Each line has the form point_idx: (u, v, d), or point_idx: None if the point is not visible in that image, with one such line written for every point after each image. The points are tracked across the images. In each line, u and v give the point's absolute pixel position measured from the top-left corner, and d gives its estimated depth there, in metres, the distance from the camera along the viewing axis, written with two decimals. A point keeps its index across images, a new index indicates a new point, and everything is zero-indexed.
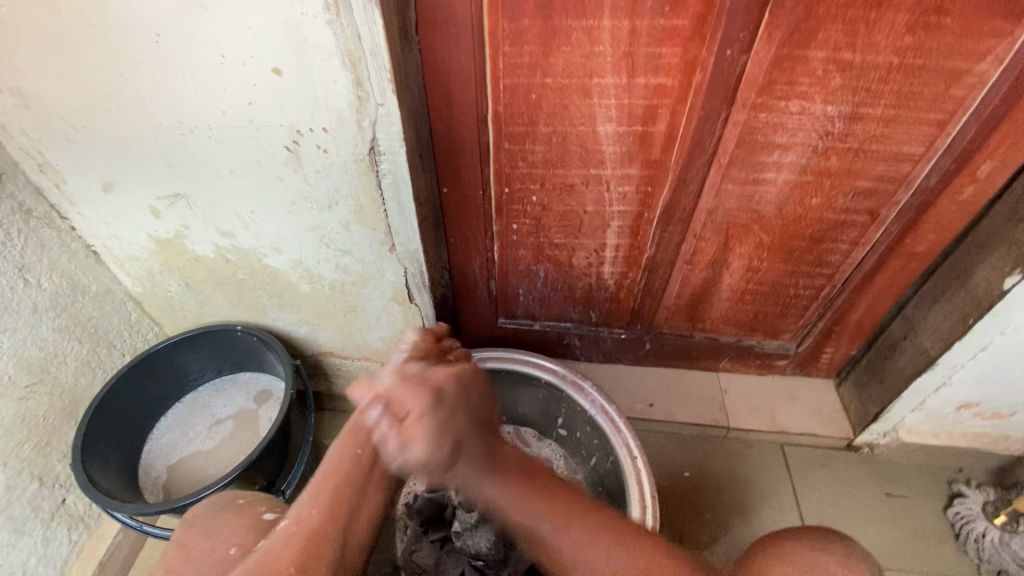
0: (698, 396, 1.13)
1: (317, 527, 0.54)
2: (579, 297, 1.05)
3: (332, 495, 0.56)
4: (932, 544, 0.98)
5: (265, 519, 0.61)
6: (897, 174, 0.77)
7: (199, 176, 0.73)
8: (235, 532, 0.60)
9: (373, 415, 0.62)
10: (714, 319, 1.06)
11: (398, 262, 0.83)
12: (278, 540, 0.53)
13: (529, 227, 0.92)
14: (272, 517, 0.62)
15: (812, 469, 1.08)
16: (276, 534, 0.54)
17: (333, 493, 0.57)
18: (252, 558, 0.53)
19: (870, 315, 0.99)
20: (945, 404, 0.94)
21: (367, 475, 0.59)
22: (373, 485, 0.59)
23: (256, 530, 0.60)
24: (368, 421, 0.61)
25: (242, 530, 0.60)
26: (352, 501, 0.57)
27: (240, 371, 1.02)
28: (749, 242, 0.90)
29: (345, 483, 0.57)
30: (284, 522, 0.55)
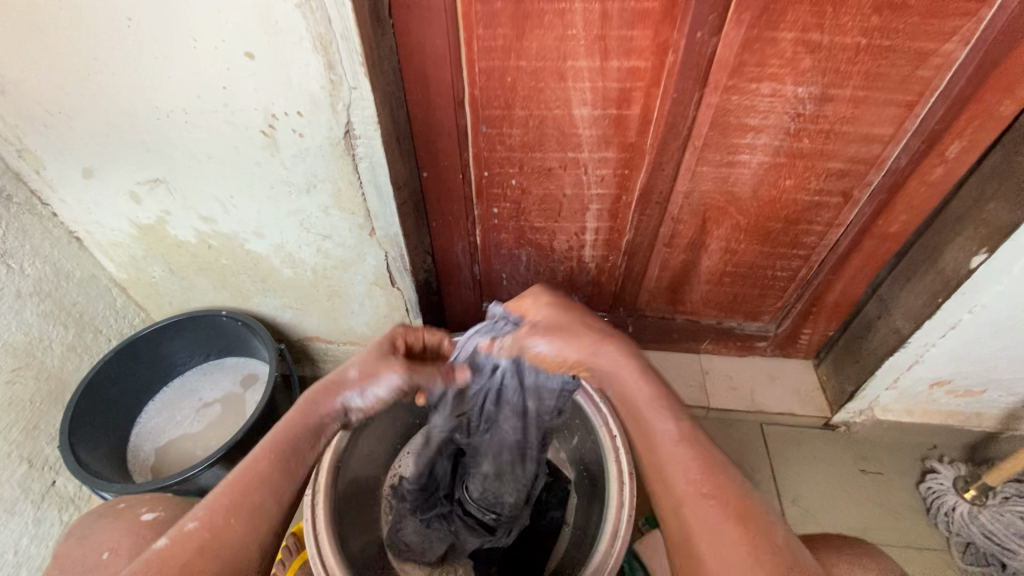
0: (681, 377, 1.15)
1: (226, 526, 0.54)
2: (561, 281, 1.06)
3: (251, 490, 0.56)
4: (906, 518, 1.01)
5: (143, 520, 0.68)
6: (869, 155, 0.78)
7: (177, 161, 0.74)
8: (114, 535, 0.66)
9: (304, 436, 0.60)
10: (695, 302, 1.08)
11: (378, 246, 0.84)
12: (184, 543, 0.53)
13: (510, 211, 0.93)
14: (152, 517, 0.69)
15: (789, 446, 1.10)
16: (178, 533, 0.54)
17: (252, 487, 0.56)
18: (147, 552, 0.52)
19: (847, 296, 1.00)
20: (917, 382, 0.96)
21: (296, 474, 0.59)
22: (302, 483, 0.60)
23: (135, 532, 0.66)
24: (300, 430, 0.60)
25: (123, 531, 0.66)
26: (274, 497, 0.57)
27: (227, 356, 1.03)
28: (726, 225, 0.91)
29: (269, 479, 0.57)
30: (190, 523, 0.54)
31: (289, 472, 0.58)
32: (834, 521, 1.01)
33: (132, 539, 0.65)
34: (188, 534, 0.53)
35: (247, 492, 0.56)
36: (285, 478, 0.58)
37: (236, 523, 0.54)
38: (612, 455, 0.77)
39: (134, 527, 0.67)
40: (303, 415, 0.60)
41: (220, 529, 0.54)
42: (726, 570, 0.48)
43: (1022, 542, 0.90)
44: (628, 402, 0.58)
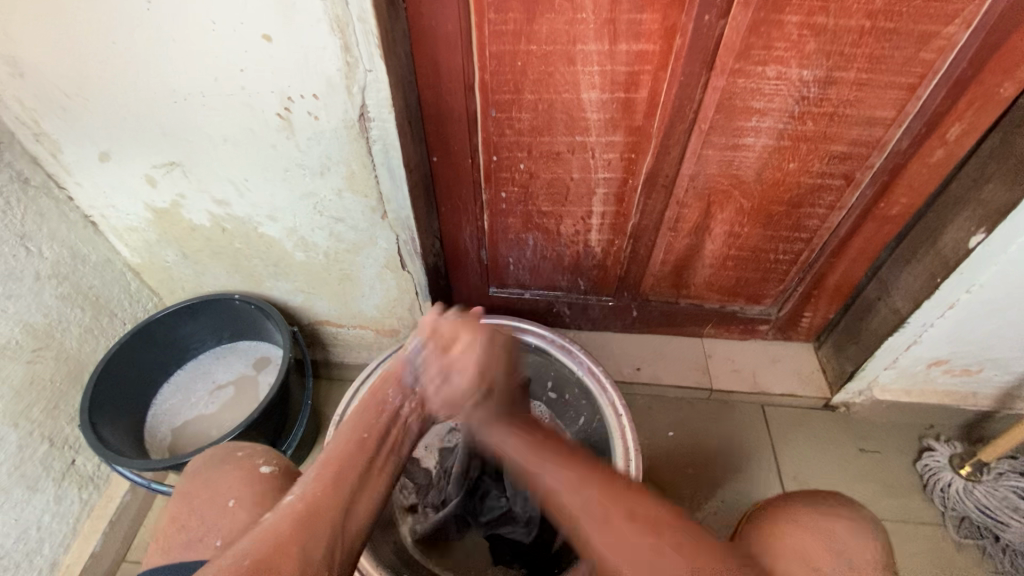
0: (684, 361, 1.18)
1: (323, 494, 0.55)
2: (566, 266, 1.08)
3: (339, 463, 0.59)
4: (903, 495, 1.04)
5: (263, 473, 0.66)
6: (871, 138, 0.80)
7: (193, 144, 0.75)
8: (233, 483, 0.65)
9: (375, 404, 0.68)
10: (698, 286, 1.10)
11: (389, 229, 0.85)
12: (286, 513, 0.53)
13: (518, 195, 0.95)
14: (270, 470, 0.67)
15: (790, 427, 1.12)
16: (280, 507, 0.54)
17: (340, 461, 0.59)
18: (255, 529, 0.53)
19: (847, 278, 1.02)
20: (916, 361, 0.99)
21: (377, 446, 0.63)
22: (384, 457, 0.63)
23: (255, 482, 0.65)
24: (371, 408, 0.67)
25: (242, 481, 0.65)
26: (359, 469, 0.59)
27: (240, 340, 1.05)
28: (730, 208, 0.93)
29: (355, 454, 0.61)
30: (291, 496, 0.55)
31: (368, 441, 0.63)
32: None
33: (252, 490, 0.64)
34: (290, 504, 0.54)
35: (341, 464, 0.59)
36: (367, 449, 0.62)
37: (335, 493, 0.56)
38: (618, 432, 0.81)
39: (253, 477, 0.66)
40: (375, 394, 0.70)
41: (319, 499, 0.55)
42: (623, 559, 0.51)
43: (1014, 514, 0.92)
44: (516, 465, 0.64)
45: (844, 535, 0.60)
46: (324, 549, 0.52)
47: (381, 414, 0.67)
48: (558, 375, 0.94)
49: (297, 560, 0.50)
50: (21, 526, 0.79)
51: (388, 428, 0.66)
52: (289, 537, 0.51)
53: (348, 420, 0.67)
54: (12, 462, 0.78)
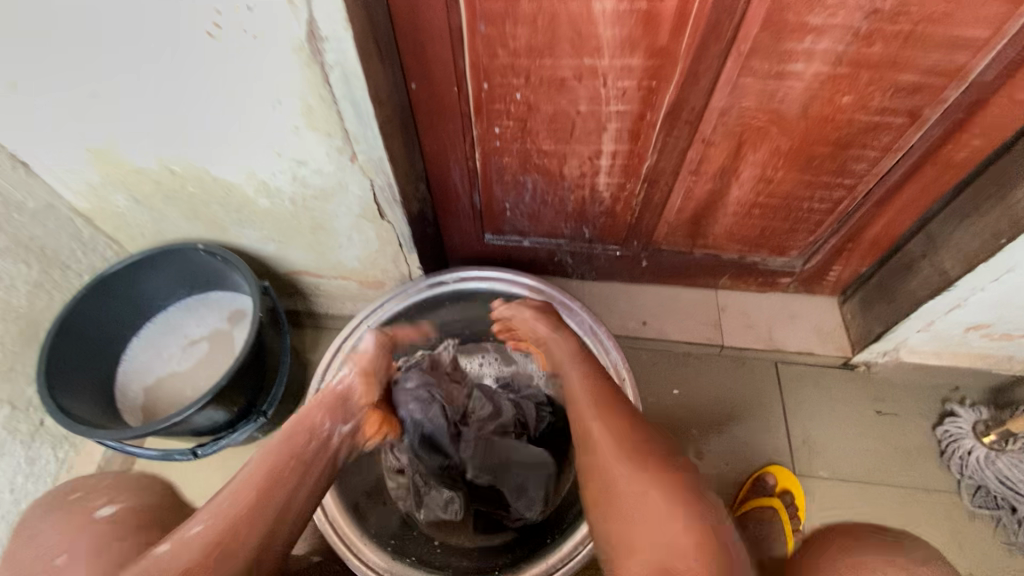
0: (695, 314, 1.09)
1: (237, 524, 0.52)
2: (570, 213, 0.97)
3: (258, 491, 0.55)
4: (917, 461, 0.98)
5: (102, 517, 0.53)
6: (950, 65, 0.64)
7: (114, 70, 0.61)
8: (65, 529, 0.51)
9: (310, 426, 0.64)
10: (718, 236, 0.98)
11: (363, 174, 0.73)
12: (190, 547, 0.49)
13: (514, 130, 0.80)
14: (112, 513, 0.53)
15: (803, 385, 1.04)
16: (180, 539, 0.50)
17: (259, 490, 0.55)
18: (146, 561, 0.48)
19: (889, 230, 0.90)
20: (954, 325, 0.89)
21: (302, 475, 0.59)
22: (308, 487, 0.59)
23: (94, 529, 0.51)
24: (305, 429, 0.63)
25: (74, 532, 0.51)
26: (281, 500, 0.56)
27: (212, 291, 0.95)
28: (765, 149, 0.78)
29: (273, 484, 0.56)
30: (196, 527, 0.50)
31: (295, 469, 0.59)
32: (843, 461, 0.98)
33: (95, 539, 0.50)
34: (195, 538, 0.50)
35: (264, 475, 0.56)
36: (290, 481, 0.57)
37: (250, 525, 0.52)
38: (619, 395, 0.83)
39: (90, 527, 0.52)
40: (302, 418, 0.64)
41: (231, 530, 0.51)
42: (641, 513, 0.57)
43: None
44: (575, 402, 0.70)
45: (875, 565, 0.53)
46: None
47: (310, 439, 0.63)
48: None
49: None
50: None
51: (316, 455, 0.62)
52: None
53: (272, 443, 0.60)
54: None
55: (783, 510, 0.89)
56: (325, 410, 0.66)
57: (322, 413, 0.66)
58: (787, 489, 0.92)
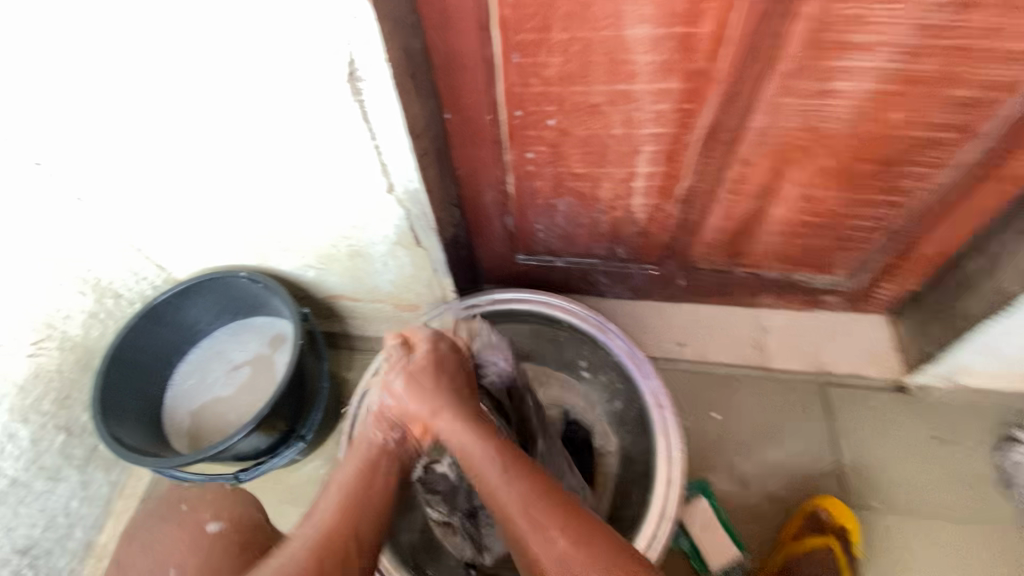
0: (734, 334, 1.06)
1: (333, 534, 0.56)
2: (603, 233, 0.96)
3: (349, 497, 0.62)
4: (978, 492, 0.92)
5: (209, 532, 0.55)
6: (1010, 77, 0.60)
7: (160, 111, 0.65)
8: (175, 544, 0.54)
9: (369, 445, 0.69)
10: (758, 254, 0.95)
11: (397, 205, 0.74)
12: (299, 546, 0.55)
13: (547, 154, 0.80)
14: (219, 528, 0.55)
15: (853, 409, 1.00)
16: (286, 545, 0.55)
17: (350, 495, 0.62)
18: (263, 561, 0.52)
19: (943, 248, 0.85)
20: (1016, 347, 0.84)
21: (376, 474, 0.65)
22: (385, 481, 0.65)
23: (199, 549, 0.53)
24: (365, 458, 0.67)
25: (184, 546, 0.54)
26: (364, 507, 0.61)
27: (254, 316, 0.99)
28: (807, 167, 0.76)
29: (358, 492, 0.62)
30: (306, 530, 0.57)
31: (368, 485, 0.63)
32: (896, 488, 0.93)
33: (198, 560, 0.52)
34: (299, 545, 0.54)
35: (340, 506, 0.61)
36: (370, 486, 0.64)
37: (349, 530, 0.58)
38: (659, 426, 0.81)
39: (201, 540, 0.54)
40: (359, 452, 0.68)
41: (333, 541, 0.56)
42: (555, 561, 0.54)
43: None
44: (480, 474, 0.63)
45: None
46: None
47: (371, 473, 0.65)
48: (588, 351, 0.93)
49: None
50: (49, 515, 0.80)
51: (383, 465, 0.67)
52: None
53: (338, 477, 0.65)
54: (28, 457, 0.77)
55: (836, 548, 0.85)
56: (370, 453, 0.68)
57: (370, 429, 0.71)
58: (842, 524, 0.88)
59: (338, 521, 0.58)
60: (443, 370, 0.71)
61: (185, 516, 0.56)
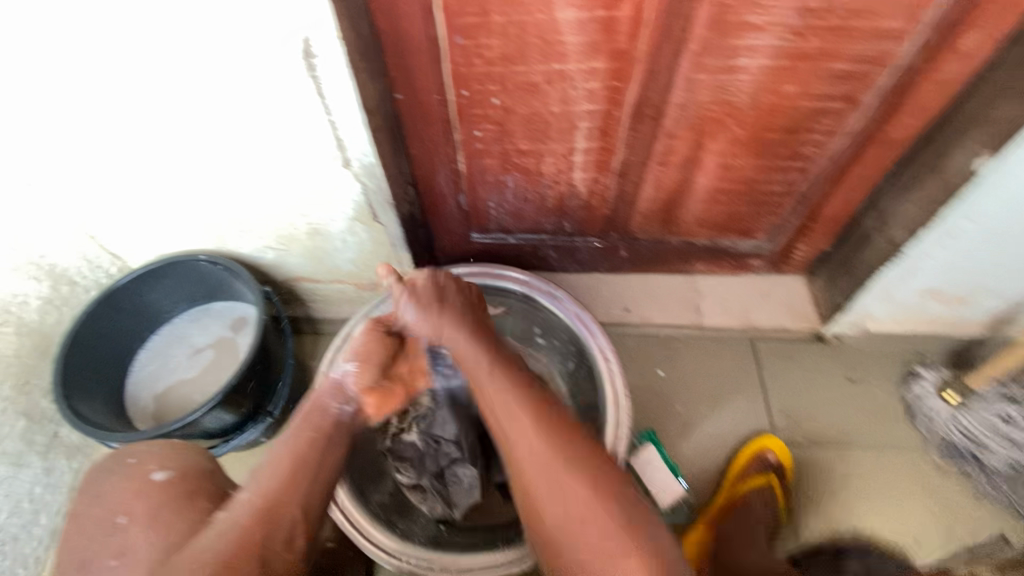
0: (675, 299, 1.15)
1: (277, 497, 0.60)
2: (550, 208, 1.03)
3: (292, 459, 0.64)
4: (886, 423, 1.04)
5: (157, 480, 0.61)
6: (878, 53, 0.72)
7: (115, 96, 0.68)
8: (123, 494, 0.60)
9: (319, 410, 0.71)
10: (688, 222, 1.05)
11: (355, 180, 0.79)
12: (242, 510, 0.58)
13: (493, 132, 0.87)
14: (166, 476, 0.62)
15: (780, 358, 1.11)
16: (231, 507, 0.58)
17: (293, 458, 0.64)
18: (209, 526, 0.56)
19: (844, 209, 0.97)
20: (909, 293, 0.97)
21: (326, 442, 0.68)
22: (337, 446, 0.69)
23: (148, 494, 0.60)
24: (314, 417, 0.70)
25: (133, 491, 0.60)
26: (309, 464, 0.64)
27: (214, 301, 1.02)
28: (722, 138, 0.86)
29: (304, 455, 0.65)
30: (247, 494, 0.60)
31: (317, 439, 0.67)
32: (819, 424, 1.05)
33: (150, 503, 0.59)
34: (242, 508, 0.58)
35: (286, 466, 0.63)
36: (317, 444, 0.67)
37: (292, 493, 0.61)
38: (607, 376, 0.90)
39: (147, 486, 0.61)
40: (310, 413, 0.70)
41: (274, 502, 0.59)
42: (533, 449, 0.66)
43: (998, 439, 0.94)
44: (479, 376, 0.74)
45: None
46: (283, 546, 0.57)
47: (319, 430, 0.68)
48: (542, 317, 1.00)
49: (257, 553, 0.55)
50: (13, 502, 0.84)
51: (335, 425, 0.70)
52: (245, 545, 0.55)
53: (287, 436, 0.67)
54: None
55: (774, 484, 0.95)
56: (321, 412, 0.71)
57: (326, 396, 0.73)
58: (784, 463, 0.98)
59: (279, 482, 0.61)
60: (456, 291, 0.81)
61: (135, 470, 0.62)
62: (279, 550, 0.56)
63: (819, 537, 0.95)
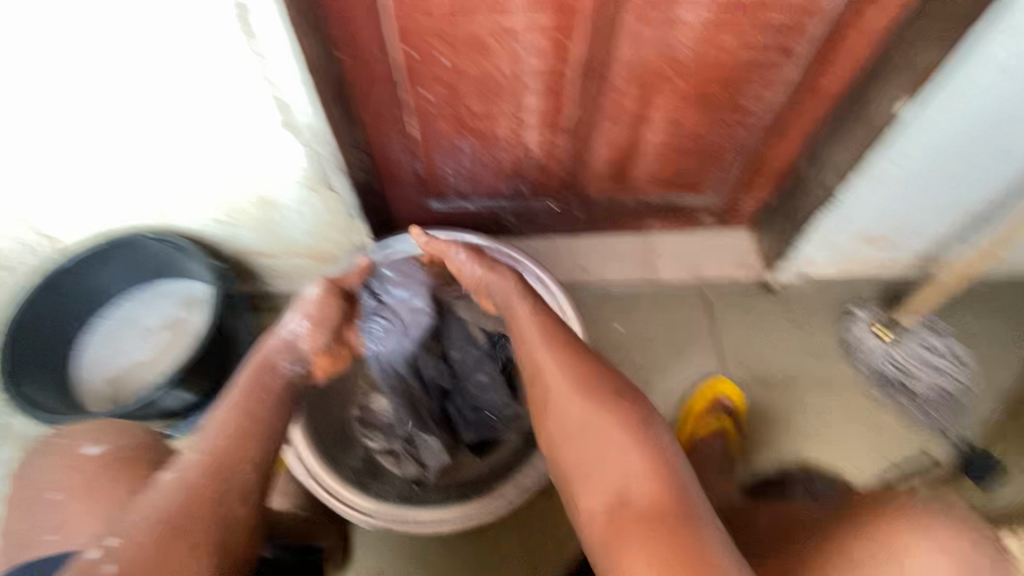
0: (631, 257, 1.19)
1: (223, 453, 0.59)
2: (506, 171, 1.03)
3: (238, 419, 0.63)
4: (827, 360, 1.12)
5: (90, 455, 0.63)
6: (809, 3, 0.75)
7: (31, 59, 0.64)
8: (61, 475, 0.62)
9: (265, 364, 0.72)
10: (640, 180, 1.08)
11: (300, 145, 0.77)
12: (187, 469, 0.57)
13: (443, 93, 0.86)
14: (99, 450, 0.64)
15: (732, 309, 1.17)
16: (178, 467, 0.58)
17: (239, 418, 0.63)
18: (155, 487, 0.56)
19: (785, 161, 1.02)
20: (840, 234, 1.03)
21: (272, 399, 0.68)
22: (281, 406, 0.69)
23: (80, 467, 0.62)
24: (259, 374, 0.70)
25: (68, 468, 0.62)
26: (256, 425, 0.64)
27: (164, 281, 0.99)
28: (668, 93, 0.88)
29: (248, 412, 0.65)
30: (191, 455, 0.59)
31: (266, 400, 0.67)
32: (767, 367, 1.12)
33: (84, 477, 0.61)
34: (189, 466, 0.58)
35: (232, 421, 0.63)
36: (263, 406, 0.66)
37: (237, 450, 0.60)
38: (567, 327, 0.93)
39: (79, 461, 0.63)
40: (256, 367, 0.71)
41: (218, 458, 0.59)
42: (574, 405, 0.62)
43: (925, 370, 1.03)
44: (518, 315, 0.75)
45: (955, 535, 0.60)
46: (236, 503, 0.57)
47: (264, 386, 0.69)
48: None
49: (209, 515, 0.54)
50: None
51: (282, 385, 0.71)
52: (194, 504, 0.54)
53: (234, 389, 0.67)
54: None
55: (729, 427, 1.02)
56: (264, 369, 0.71)
57: (275, 349, 0.74)
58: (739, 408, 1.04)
59: (224, 440, 0.60)
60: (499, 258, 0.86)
61: (66, 447, 0.64)
62: (231, 509, 0.56)
63: (770, 469, 1.03)
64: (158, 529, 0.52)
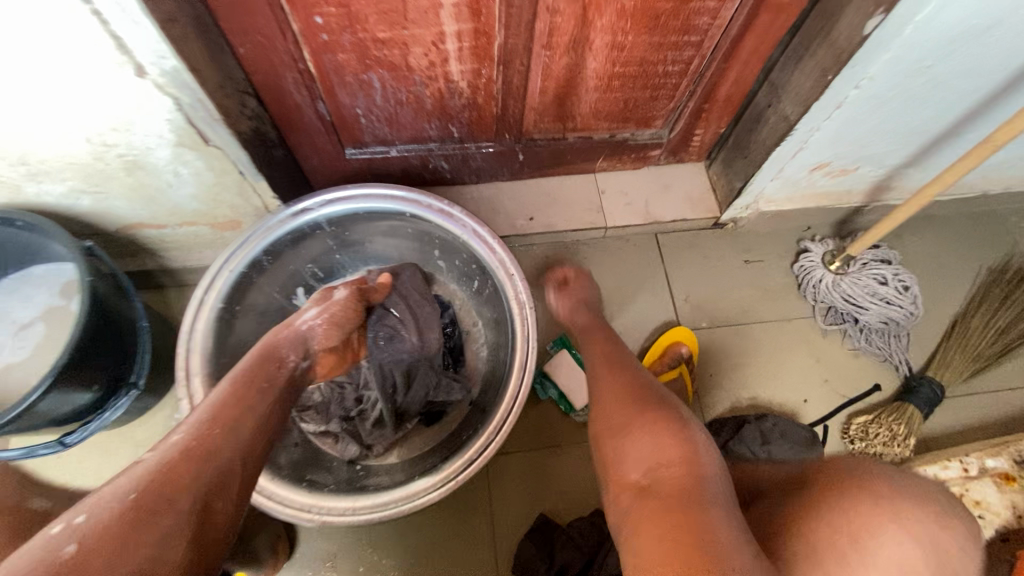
0: (578, 202, 1.10)
1: (215, 439, 0.52)
2: (430, 110, 0.90)
3: (236, 403, 0.57)
4: (781, 297, 1.10)
5: None
6: None
7: None
8: None
9: (269, 353, 0.65)
10: (584, 115, 0.97)
11: (160, 93, 0.62)
12: (166, 452, 0.50)
13: (338, 18, 0.70)
14: None
15: (682, 249, 1.12)
16: (162, 445, 0.51)
17: (237, 402, 0.57)
18: (135, 462, 0.49)
19: (740, 87, 0.93)
20: (800, 168, 0.97)
21: (274, 391, 0.61)
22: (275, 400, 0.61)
23: None
24: (266, 359, 0.64)
25: None
26: (251, 424, 0.56)
27: (30, 266, 0.83)
28: (610, 11, 0.75)
29: (241, 400, 0.57)
30: (175, 436, 0.52)
31: (270, 390, 0.61)
32: (720, 307, 1.09)
33: None
34: (170, 445, 0.50)
35: (229, 400, 0.57)
36: (263, 400, 0.59)
37: (226, 437, 0.53)
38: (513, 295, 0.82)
39: None
40: (266, 349, 0.66)
41: (207, 441, 0.52)
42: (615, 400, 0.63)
43: (872, 300, 1.02)
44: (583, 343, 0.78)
45: (915, 516, 0.49)
46: (201, 519, 0.47)
47: (267, 371, 0.63)
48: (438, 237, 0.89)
49: (166, 515, 0.45)
50: None
51: (285, 377, 0.64)
52: (162, 492, 0.46)
53: (237, 370, 0.61)
54: None
55: (685, 374, 0.99)
56: (266, 356, 0.65)
57: (288, 340, 0.68)
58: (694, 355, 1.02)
59: (215, 426, 0.53)
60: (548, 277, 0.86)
61: None
62: (191, 518, 0.46)
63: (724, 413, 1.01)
64: (111, 515, 0.43)
